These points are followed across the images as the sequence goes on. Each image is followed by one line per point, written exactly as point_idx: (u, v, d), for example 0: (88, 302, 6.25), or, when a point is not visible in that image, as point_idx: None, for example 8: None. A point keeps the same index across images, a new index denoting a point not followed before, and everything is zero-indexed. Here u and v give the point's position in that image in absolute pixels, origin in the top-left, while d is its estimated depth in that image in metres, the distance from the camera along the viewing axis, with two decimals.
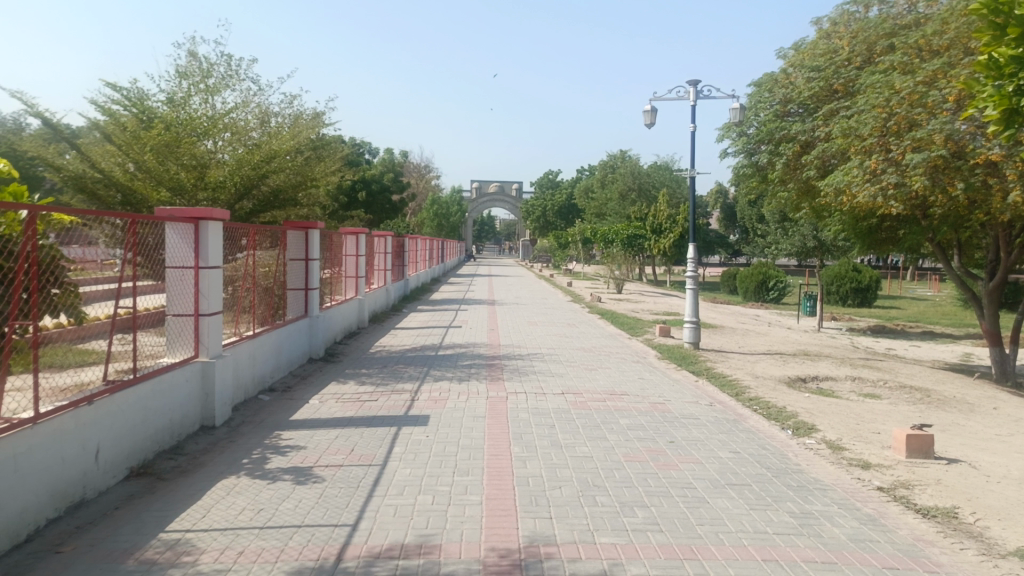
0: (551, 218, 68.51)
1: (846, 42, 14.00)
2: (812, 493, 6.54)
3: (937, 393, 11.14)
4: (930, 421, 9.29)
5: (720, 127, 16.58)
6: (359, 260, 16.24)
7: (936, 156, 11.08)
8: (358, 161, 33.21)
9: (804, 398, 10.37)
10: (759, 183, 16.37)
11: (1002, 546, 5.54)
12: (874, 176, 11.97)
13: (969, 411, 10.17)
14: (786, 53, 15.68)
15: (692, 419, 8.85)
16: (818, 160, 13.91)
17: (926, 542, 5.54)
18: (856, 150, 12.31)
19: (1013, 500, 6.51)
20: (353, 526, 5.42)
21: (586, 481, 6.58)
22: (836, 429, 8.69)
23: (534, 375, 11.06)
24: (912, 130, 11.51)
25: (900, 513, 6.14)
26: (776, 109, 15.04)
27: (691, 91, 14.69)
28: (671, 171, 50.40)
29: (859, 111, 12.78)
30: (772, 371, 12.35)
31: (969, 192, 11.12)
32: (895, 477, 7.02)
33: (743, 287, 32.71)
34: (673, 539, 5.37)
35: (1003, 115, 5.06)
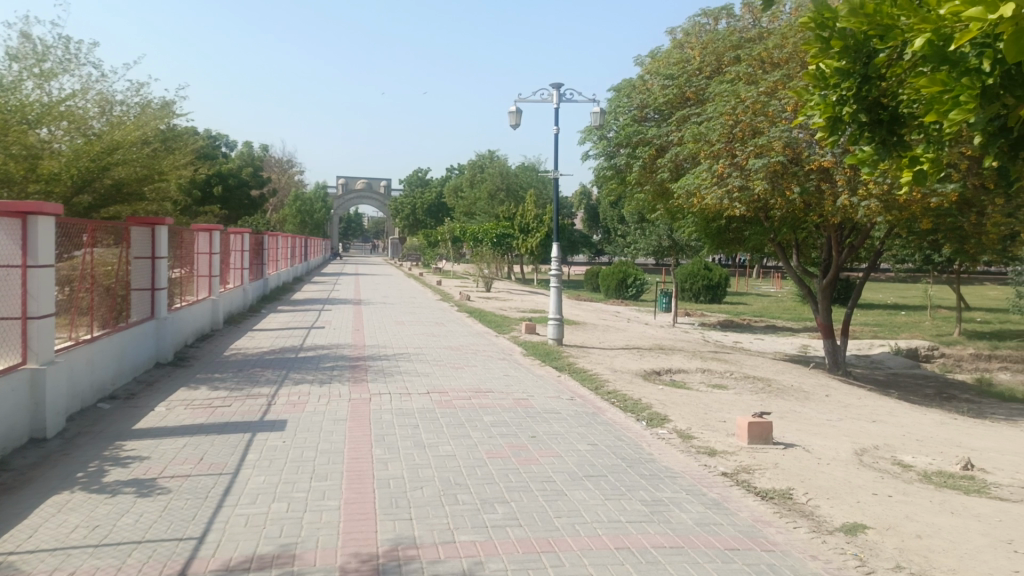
0: (420, 216, 67.95)
1: (697, 52, 14.75)
2: (663, 480, 6.85)
3: (776, 383, 11.97)
4: (769, 409, 9.97)
5: (582, 130, 17.11)
6: (213, 259, 15.44)
7: (775, 161, 11.88)
8: (215, 154, 31.58)
9: (658, 390, 10.84)
10: (619, 185, 16.99)
11: (830, 522, 6.02)
12: (721, 180, 12.64)
13: (803, 398, 11.00)
14: (644, 60, 16.35)
15: (553, 414, 9.05)
16: (671, 164, 14.55)
17: (764, 522, 5.94)
18: (706, 155, 12.97)
19: (839, 479, 7.07)
20: (200, 539, 5.15)
21: (448, 479, 6.57)
22: (686, 419, 9.14)
23: (397, 375, 10.93)
24: (755, 137, 12.30)
25: (742, 496, 6.54)
26: (634, 114, 15.69)
27: (554, 93, 14.98)
28: (537, 171, 51.40)
29: (709, 118, 13.52)
30: (630, 365, 12.84)
31: (804, 195, 11.92)
32: (738, 462, 7.47)
33: (604, 285, 33.79)
34: (531, 533, 5.46)
35: (827, 121, 5.45)
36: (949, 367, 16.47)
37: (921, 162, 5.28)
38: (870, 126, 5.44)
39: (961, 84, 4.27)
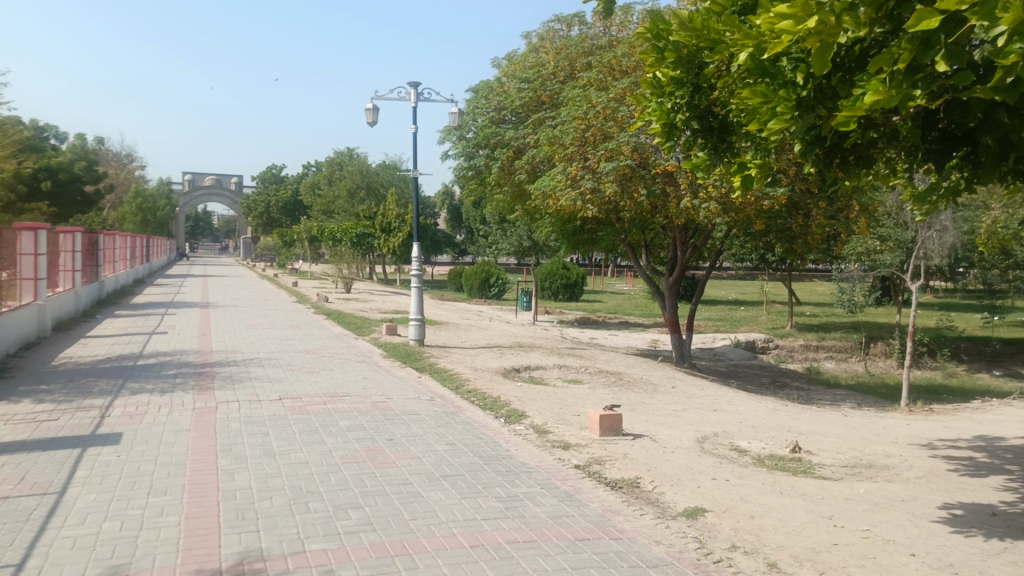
0: (275, 214, 65.48)
1: (552, 57, 15.13)
2: (519, 476, 6.98)
3: (628, 377, 12.51)
4: (621, 401, 10.40)
5: (441, 130, 17.14)
6: (39, 260, 14.16)
7: (625, 165, 12.39)
8: (41, 146, 28.97)
9: (516, 387, 11.04)
10: (478, 186, 17.14)
11: (674, 508, 6.35)
12: (574, 182, 13.00)
13: (652, 391, 11.57)
14: (501, 62, 16.59)
15: (412, 415, 9.00)
16: (528, 166, 14.83)
17: (613, 511, 6.19)
18: (560, 157, 13.32)
19: (683, 466, 7.47)
20: (19, 566, 4.71)
21: (300, 487, 6.37)
22: (543, 414, 9.36)
23: (248, 382, 10.48)
24: (606, 141, 12.76)
25: (593, 487, 6.79)
26: (492, 115, 15.89)
27: (412, 92, 14.87)
28: (398, 171, 50.90)
29: (563, 121, 13.91)
30: (489, 363, 13.00)
31: (651, 198, 12.51)
32: (590, 454, 7.74)
33: (467, 284, 33.99)
34: (385, 537, 5.40)
35: (663, 128, 5.72)
36: (782, 357, 17.84)
37: (748, 168, 5.64)
38: (702, 133, 5.74)
39: (779, 95, 4.61)
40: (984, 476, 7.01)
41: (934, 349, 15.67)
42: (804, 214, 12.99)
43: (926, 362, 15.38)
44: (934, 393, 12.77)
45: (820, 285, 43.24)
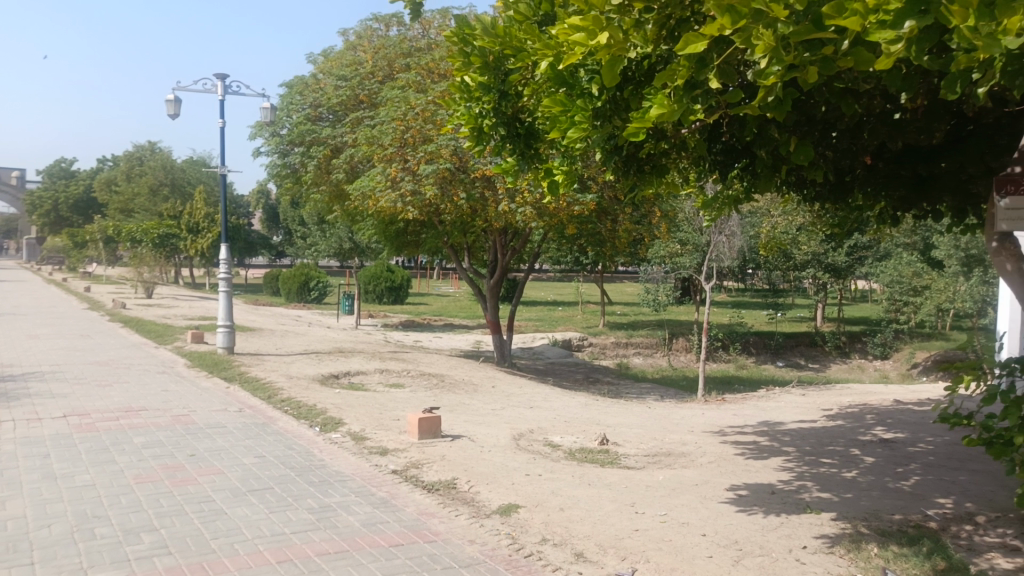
0: (64, 212, 59.34)
1: (370, 56, 14.91)
2: (332, 486, 6.79)
3: (449, 378, 12.55)
4: (440, 404, 10.42)
5: (252, 125, 16.38)
6: None
7: (444, 168, 12.46)
8: None
9: (333, 393, 10.74)
10: (294, 185, 16.55)
11: (488, 506, 6.44)
12: (393, 184, 12.87)
13: (472, 391, 11.70)
14: (316, 58, 16.11)
15: (218, 428, 8.48)
16: (346, 166, 14.47)
17: (428, 515, 6.18)
18: (379, 158, 13.12)
19: (498, 464, 7.59)
20: None
21: (85, 513, 5.80)
22: (360, 420, 9.16)
23: (27, 399, 9.40)
24: (425, 144, 12.76)
25: (409, 492, 6.75)
26: (307, 112, 15.41)
27: (220, 85, 14.06)
28: (208, 167, 47.96)
29: (381, 122, 13.72)
30: (306, 370, 12.55)
31: (470, 201, 12.65)
32: (407, 459, 7.68)
33: (285, 288, 32.66)
34: (182, 559, 5.04)
35: (472, 132, 5.78)
36: (596, 355, 18.71)
37: (555, 174, 5.88)
38: (509, 140, 5.85)
39: (576, 105, 4.83)
40: (766, 457, 7.71)
41: (728, 342, 17.11)
42: (612, 218, 13.74)
43: (721, 355, 16.75)
44: (727, 384, 13.93)
45: (631, 285, 45.96)
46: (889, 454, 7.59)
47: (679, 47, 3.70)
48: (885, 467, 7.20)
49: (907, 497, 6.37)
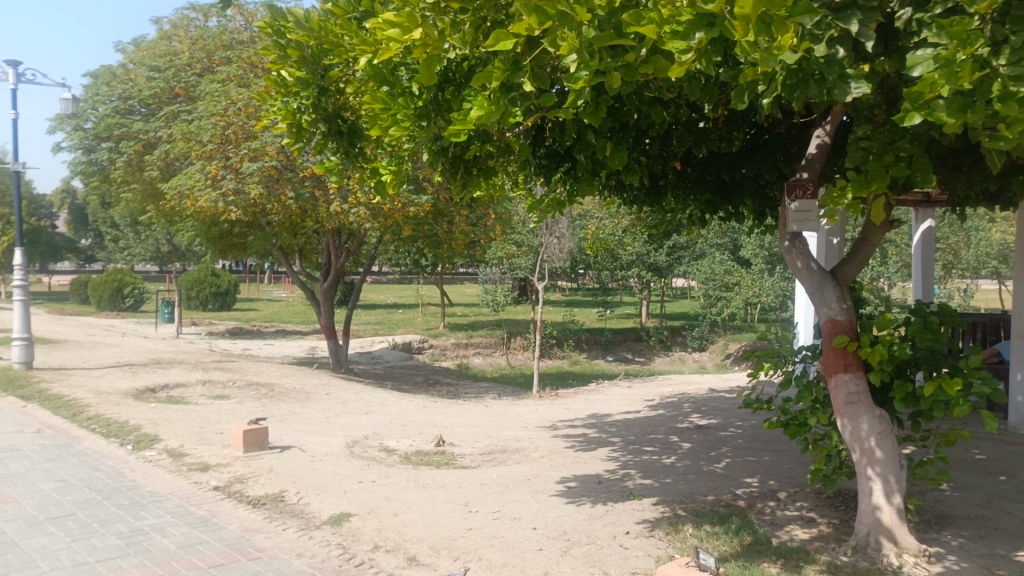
0: None
1: (186, 46, 14.02)
2: (145, 507, 6.29)
3: (279, 387, 12.02)
4: (269, 414, 9.96)
5: (52, 117, 15.03)
6: None
7: (270, 166, 11.95)
8: None
9: (149, 408, 9.98)
10: (102, 184, 15.33)
11: (318, 516, 6.22)
12: (214, 182, 12.17)
13: (304, 399, 11.28)
14: (125, 47, 14.96)
15: (12, 452, 7.63)
16: (160, 163, 13.50)
17: (253, 531, 5.89)
18: (197, 155, 12.35)
19: (329, 472, 7.35)
20: None
21: None
22: (179, 435, 8.57)
23: None
24: (248, 141, 12.23)
25: (232, 508, 6.40)
26: (117, 105, 14.32)
27: (10, 72, 12.70)
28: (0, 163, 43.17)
29: (200, 117, 12.93)
30: (118, 384, 11.57)
31: (300, 201, 12.19)
32: (231, 473, 7.27)
33: (95, 296, 30.01)
34: None
35: (290, 128, 5.58)
36: (435, 357, 18.65)
37: (382, 173, 5.79)
38: (332, 137, 5.69)
39: (398, 103, 4.76)
40: (594, 449, 8.01)
41: (562, 339, 17.68)
42: (448, 220, 13.67)
43: (555, 352, 17.28)
44: (561, 380, 14.37)
45: (467, 287, 46.41)
46: (704, 439, 8.13)
47: (491, 44, 3.72)
48: (700, 451, 7.70)
49: (718, 479, 6.84)
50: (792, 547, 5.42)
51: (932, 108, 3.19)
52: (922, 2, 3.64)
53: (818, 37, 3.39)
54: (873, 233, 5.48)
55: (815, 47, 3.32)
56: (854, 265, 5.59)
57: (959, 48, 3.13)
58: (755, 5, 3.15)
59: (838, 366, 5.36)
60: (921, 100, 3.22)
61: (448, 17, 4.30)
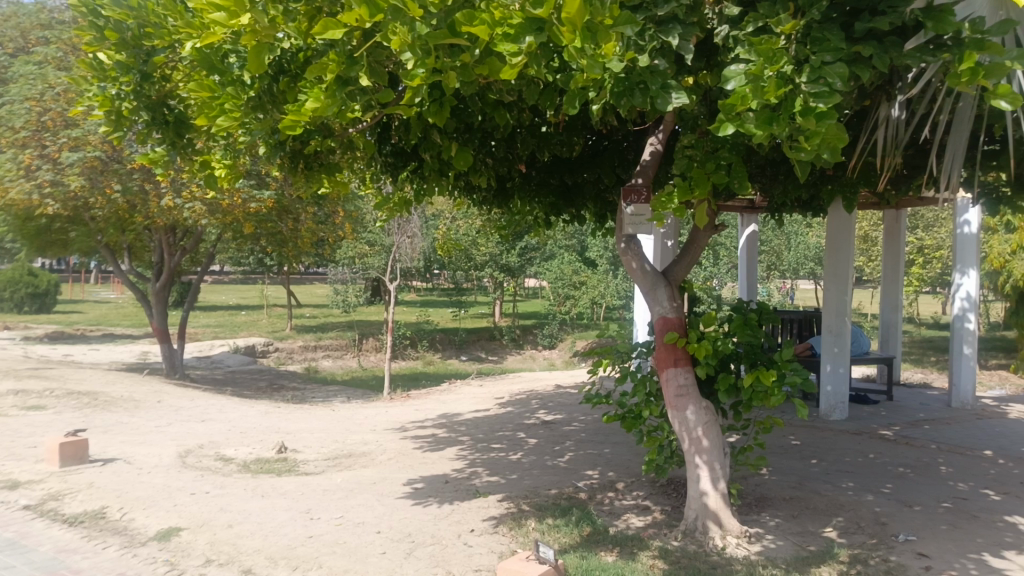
0: None
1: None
2: None
3: (105, 395, 11.14)
4: (92, 425, 9.21)
5: None
6: None
7: (92, 157, 11.05)
8: None
9: None
10: None
11: (144, 532, 5.81)
12: (28, 172, 11.29)
13: (134, 408, 10.53)
14: None
15: None
16: None
17: (68, 552, 5.43)
18: (10, 142, 11.42)
19: (159, 484, 6.90)
20: None
21: None
22: None
23: None
24: (68, 129, 11.30)
25: (45, 528, 5.89)
26: None
27: None
28: None
29: (12, 101, 11.84)
30: None
31: (127, 195, 11.28)
32: (45, 490, 6.66)
33: None
34: None
35: (108, 116, 5.18)
36: (281, 360, 17.95)
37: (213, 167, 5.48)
38: (156, 127, 5.31)
39: (226, 93, 4.51)
40: (442, 448, 8.01)
41: (416, 340, 17.56)
42: (294, 218, 13.19)
43: (409, 352, 17.11)
44: (414, 381, 14.25)
45: (318, 287, 44.63)
46: (549, 435, 8.34)
47: (322, 33, 3.63)
48: (546, 447, 7.89)
49: (561, 473, 7.04)
50: (628, 535, 5.65)
51: (742, 120, 3.42)
52: (737, 19, 3.86)
53: (642, 47, 3.54)
54: (698, 235, 5.83)
55: (640, 57, 3.46)
56: (682, 266, 5.92)
57: (767, 65, 3.37)
58: (580, 11, 3.28)
59: (668, 362, 5.68)
60: (733, 112, 3.44)
61: (281, 6, 4.16)
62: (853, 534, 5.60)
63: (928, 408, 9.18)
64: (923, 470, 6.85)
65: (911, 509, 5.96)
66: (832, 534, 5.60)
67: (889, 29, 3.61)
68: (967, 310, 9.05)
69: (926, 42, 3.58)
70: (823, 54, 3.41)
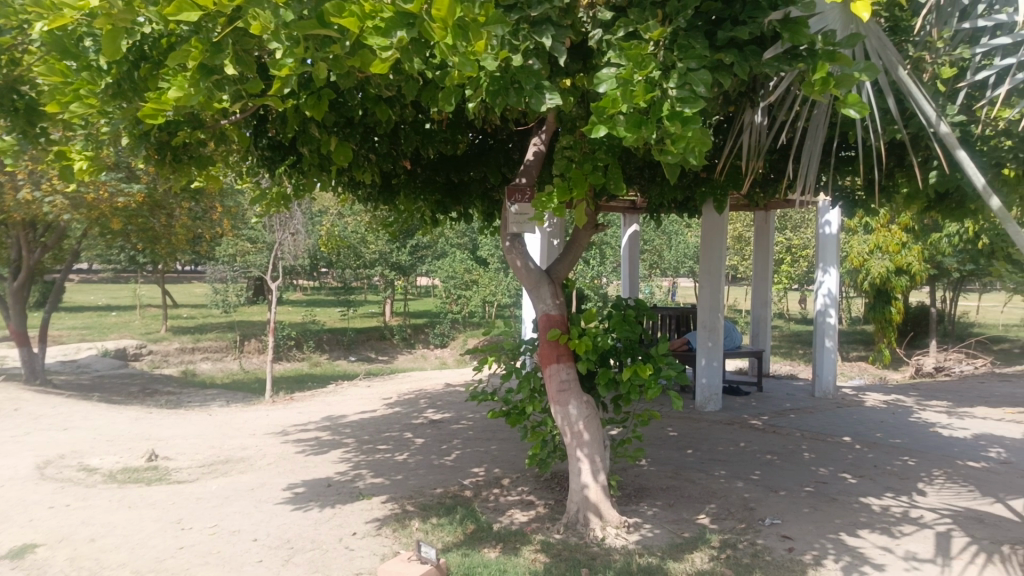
0: None
1: None
2: None
3: None
4: None
5: None
6: None
7: None
8: None
9: None
10: None
11: None
12: None
13: None
14: None
15: None
16: None
17: None
18: None
19: (12, 499, 6.40)
20: None
21: None
22: None
23: None
24: None
25: None
26: None
27: None
28: None
29: None
30: None
31: None
32: None
33: None
34: None
35: None
36: (156, 363, 17.05)
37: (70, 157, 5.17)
38: (4, 114, 4.96)
39: (81, 78, 4.25)
40: (325, 451, 7.83)
41: (302, 341, 17.08)
42: (167, 213, 12.47)
43: (294, 353, 16.62)
44: (299, 383, 13.86)
45: (195, 287, 41.98)
46: (436, 434, 8.31)
47: (176, 16, 3.47)
48: (432, 446, 7.86)
49: (447, 472, 7.03)
50: (511, 531, 5.70)
51: (613, 122, 3.47)
52: (610, 24, 3.95)
53: (515, 47, 3.59)
54: (580, 234, 5.97)
55: (513, 57, 3.51)
56: (565, 263, 6.02)
57: (636, 70, 3.46)
58: (450, 8, 3.25)
59: (551, 358, 5.77)
60: (605, 114, 3.49)
61: None
62: (724, 520, 5.87)
63: (794, 398, 9.77)
64: (789, 456, 7.26)
65: (777, 494, 6.32)
66: (705, 521, 5.85)
67: (749, 39, 3.79)
68: (829, 306, 9.67)
69: (782, 52, 3.77)
70: (687, 60, 3.53)
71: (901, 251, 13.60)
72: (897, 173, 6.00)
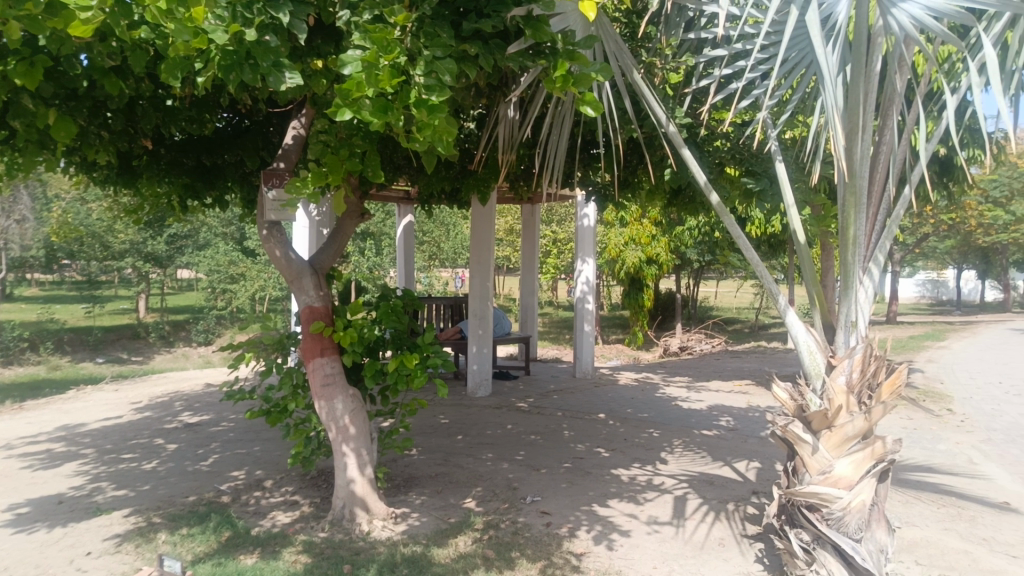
0: None
1: None
2: None
3: None
4: None
5: None
6: None
7: None
8: None
9: None
10: None
11: None
12: None
13: None
14: None
15: None
16: None
17: None
18: None
19: None
20: None
21: None
22: None
23: None
24: None
25: None
26: None
27: None
28: None
29: None
30: None
31: None
32: None
33: None
34: None
35: None
36: None
37: None
38: None
39: None
40: (58, 465, 6.98)
41: (37, 342, 15.13)
42: None
43: (27, 357, 14.65)
44: (32, 390, 12.24)
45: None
46: (191, 438, 7.73)
47: None
48: (186, 451, 7.30)
49: (202, 477, 6.56)
50: (271, 534, 5.41)
51: (358, 107, 3.40)
52: (356, 5, 3.83)
53: (249, 20, 3.40)
54: (345, 222, 5.80)
55: (246, 31, 3.33)
56: (330, 253, 5.80)
57: (381, 54, 3.40)
58: None
59: (315, 352, 5.53)
60: (350, 98, 3.42)
61: None
62: (489, 502, 6.02)
63: (557, 380, 10.33)
64: (550, 436, 7.64)
65: (537, 473, 6.62)
66: (470, 504, 5.96)
67: (494, 32, 3.88)
68: (586, 293, 10.32)
69: (527, 47, 3.90)
70: (433, 48, 3.53)
71: (651, 242, 14.84)
72: (638, 169, 6.52)
